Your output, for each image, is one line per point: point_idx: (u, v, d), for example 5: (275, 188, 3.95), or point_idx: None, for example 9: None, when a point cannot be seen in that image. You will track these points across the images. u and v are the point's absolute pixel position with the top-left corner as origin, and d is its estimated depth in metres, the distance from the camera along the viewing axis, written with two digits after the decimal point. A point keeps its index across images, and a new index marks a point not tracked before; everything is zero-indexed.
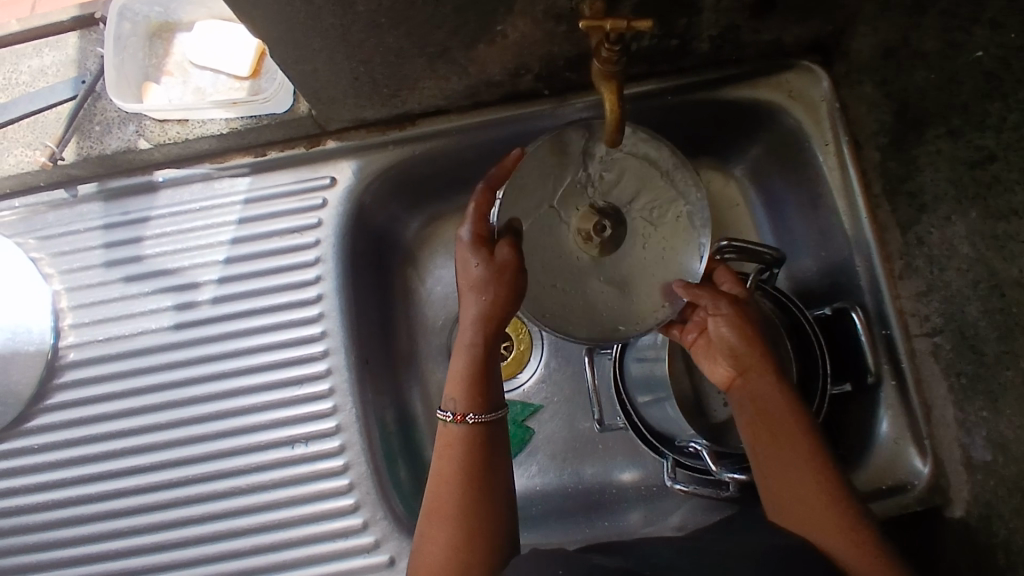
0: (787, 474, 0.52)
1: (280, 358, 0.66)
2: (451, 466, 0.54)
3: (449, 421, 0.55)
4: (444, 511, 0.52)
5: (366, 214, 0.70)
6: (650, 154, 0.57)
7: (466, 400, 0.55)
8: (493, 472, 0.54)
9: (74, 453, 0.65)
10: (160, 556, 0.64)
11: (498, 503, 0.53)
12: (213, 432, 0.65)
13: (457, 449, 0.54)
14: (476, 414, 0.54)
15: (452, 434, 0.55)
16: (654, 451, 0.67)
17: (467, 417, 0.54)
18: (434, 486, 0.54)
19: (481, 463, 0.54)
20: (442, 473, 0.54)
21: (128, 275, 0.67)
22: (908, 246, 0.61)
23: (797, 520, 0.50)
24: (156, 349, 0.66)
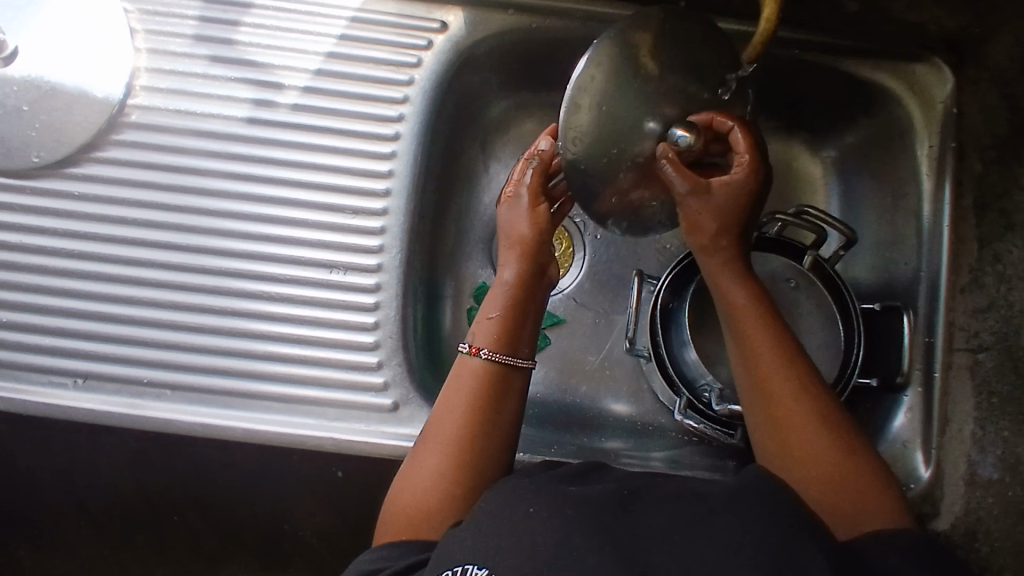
0: (772, 389, 0.50)
1: (342, 184, 0.65)
2: (451, 402, 0.53)
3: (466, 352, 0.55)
4: (434, 445, 0.51)
5: (465, 70, 0.68)
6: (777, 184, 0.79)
7: (487, 338, 0.55)
8: (498, 420, 0.52)
9: (112, 212, 0.64)
10: (169, 337, 0.63)
11: (493, 440, 0.52)
12: (257, 235, 0.64)
13: (466, 379, 0.54)
14: (490, 350, 0.54)
15: (466, 364, 0.54)
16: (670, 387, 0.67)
17: (481, 351, 0.54)
18: (444, 410, 0.53)
19: (488, 408, 0.52)
20: (447, 409, 0.53)
21: (214, 56, 0.65)
22: (981, 261, 0.62)
23: (780, 449, 0.49)
24: (223, 137, 0.65)
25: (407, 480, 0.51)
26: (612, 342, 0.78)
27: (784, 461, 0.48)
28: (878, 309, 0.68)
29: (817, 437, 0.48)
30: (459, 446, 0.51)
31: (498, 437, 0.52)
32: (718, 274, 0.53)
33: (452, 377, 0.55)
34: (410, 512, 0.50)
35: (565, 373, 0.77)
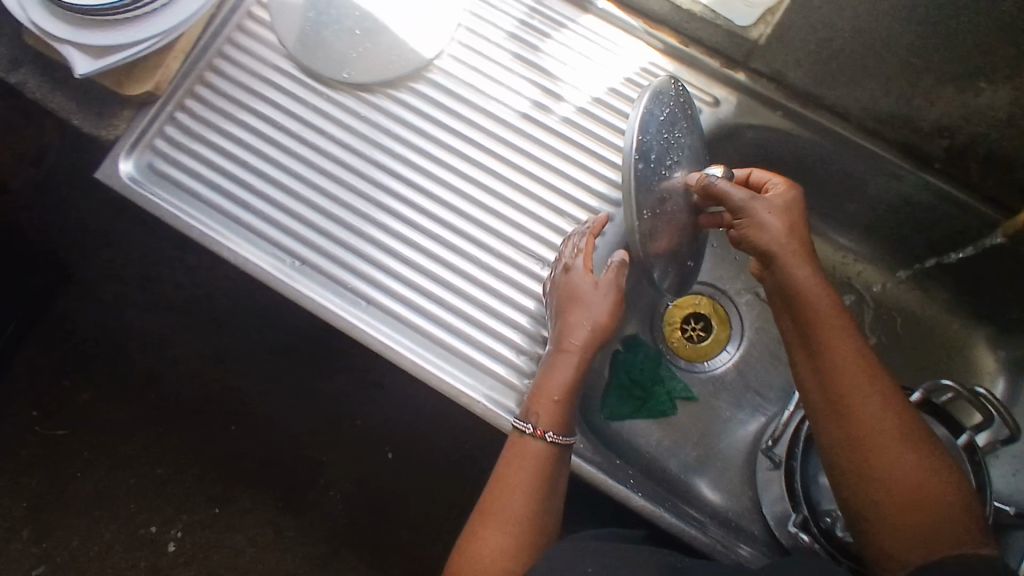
0: (861, 417, 0.54)
1: (576, 197, 0.72)
2: (508, 482, 0.58)
3: (529, 433, 0.60)
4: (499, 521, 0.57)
5: (716, 145, 0.75)
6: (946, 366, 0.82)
7: (554, 419, 0.60)
8: (550, 506, 0.59)
9: (380, 140, 0.72)
10: (379, 259, 0.69)
11: (546, 516, 0.58)
12: (488, 208, 0.71)
13: (530, 459, 0.59)
14: (555, 434, 0.60)
15: (528, 445, 0.60)
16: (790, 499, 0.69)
17: (547, 435, 0.59)
18: (499, 488, 0.58)
19: (542, 495, 0.58)
20: (509, 488, 0.58)
21: (519, 54, 0.74)
22: None
23: (897, 523, 0.51)
24: (496, 118, 0.73)
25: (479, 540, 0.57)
26: (733, 437, 0.81)
27: (897, 508, 0.51)
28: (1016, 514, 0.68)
29: (901, 435, 0.53)
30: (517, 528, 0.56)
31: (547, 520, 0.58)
32: (797, 290, 0.58)
33: (510, 456, 0.60)
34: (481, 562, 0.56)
35: (678, 442, 0.81)
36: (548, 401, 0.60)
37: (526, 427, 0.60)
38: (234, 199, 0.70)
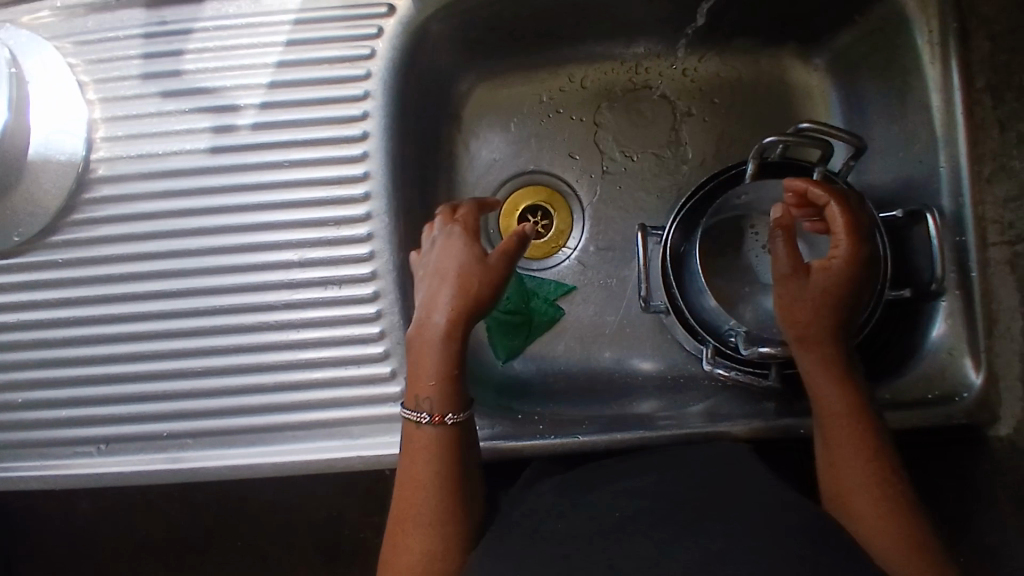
0: (836, 456, 0.49)
1: (320, 198, 0.63)
2: (416, 468, 0.52)
3: (426, 421, 0.52)
4: (412, 509, 0.51)
5: (423, 51, 0.65)
6: (759, 104, 0.76)
7: (444, 402, 0.52)
8: (472, 497, 0.52)
9: (100, 272, 0.64)
10: (182, 384, 0.64)
11: (472, 505, 0.52)
12: (243, 267, 0.64)
13: (428, 447, 0.52)
14: (455, 415, 0.52)
15: (424, 437, 0.52)
16: (694, 337, 0.66)
17: (445, 418, 0.52)
18: (409, 490, 0.51)
19: (457, 468, 0.52)
20: (411, 475, 0.52)
21: (165, 91, 0.63)
22: (1006, 146, 0.57)
23: (841, 495, 0.48)
24: (193, 173, 0.64)
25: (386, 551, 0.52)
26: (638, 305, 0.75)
27: (837, 490, 0.49)
28: (901, 218, 0.64)
29: (851, 421, 0.50)
30: (447, 516, 0.51)
31: (467, 495, 0.52)
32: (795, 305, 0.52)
33: (412, 429, 0.53)
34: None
35: (593, 340, 0.76)
36: (430, 390, 0.52)
37: (422, 416, 0.52)
38: (18, 423, 0.65)
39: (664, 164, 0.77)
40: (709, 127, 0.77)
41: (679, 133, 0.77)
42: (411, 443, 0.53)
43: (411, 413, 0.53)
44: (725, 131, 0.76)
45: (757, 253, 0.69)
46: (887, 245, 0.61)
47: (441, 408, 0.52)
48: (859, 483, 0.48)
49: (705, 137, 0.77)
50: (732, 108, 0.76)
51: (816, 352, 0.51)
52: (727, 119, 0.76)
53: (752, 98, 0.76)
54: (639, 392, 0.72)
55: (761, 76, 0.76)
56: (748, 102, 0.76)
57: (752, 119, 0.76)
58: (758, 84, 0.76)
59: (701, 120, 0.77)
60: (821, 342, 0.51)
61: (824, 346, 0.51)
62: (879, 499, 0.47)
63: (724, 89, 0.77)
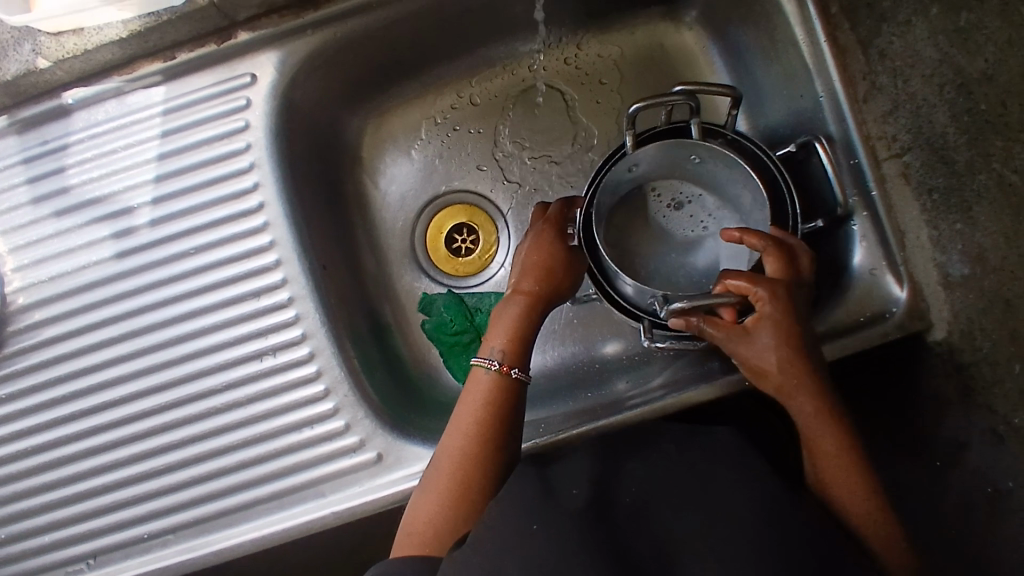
0: (820, 446, 0.50)
1: (235, 274, 0.64)
2: (465, 428, 0.53)
3: (495, 368, 0.55)
4: (444, 473, 0.51)
5: (299, 109, 0.65)
6: (643, 74, 0.77)
7: (514, 357, 0.56)
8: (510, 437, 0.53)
9: (44, 398, 0.65)
10: (146, 487, 0.64)
11: (508, 450, 0.53)
12: (178, 359, 0.64)
13: (484, 395, 0.54)
14: (519, 369, 0.55)
15: (480, 380, 0.55)
16: (631, 318, 0.62)
17: (512, 369, 0.55)
18: (453, 432, 0.53)
19: (504, 411, 0.53)
20: (457, 433, 0.53)
21: (59, 210, 0.64)
22: (871, 63, 0.57)
23: (828, 482, 0.49)
24: (107, 281, 0.64)
25: (407, 520, 0.51)
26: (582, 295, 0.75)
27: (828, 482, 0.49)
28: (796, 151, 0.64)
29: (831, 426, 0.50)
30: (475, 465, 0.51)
31: (506, 439, 0.53)
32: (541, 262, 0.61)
33: (466, 398, 0.54)
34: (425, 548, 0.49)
35: (548, 340, 0.75)
36: (501, 340, 0.57)
37: (491, 363, 0.55)
38: None
39: (568, 153, 0.77)
40: (602, 107, 0.77)
41: (575, 121, 0.77)
42: (462, 405, 0.54)
43: (482, 362, 0.55)
44: (618, 107, 0.77)
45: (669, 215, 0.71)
46: (788, 180, 0.62)
47: (509, 359, 0.55)
48: (846, 485, 0.48)
49: (600, 118, 0.77)
50: (619, 83, 0.77)
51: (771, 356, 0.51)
52: (616, 95, 0.77)
53: (635, 69, 0.77)
54: (605, 377, 0.73)
55: (639, 45, 0.76)
56: (632, 74, 0.77)
57: (641, 89, 0.77)
58: (638, 54, 0.76)
59: (593, 102, 0.77)
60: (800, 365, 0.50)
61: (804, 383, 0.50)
62: (866, 502, 0.48)
63: (606, 67, 0.77)
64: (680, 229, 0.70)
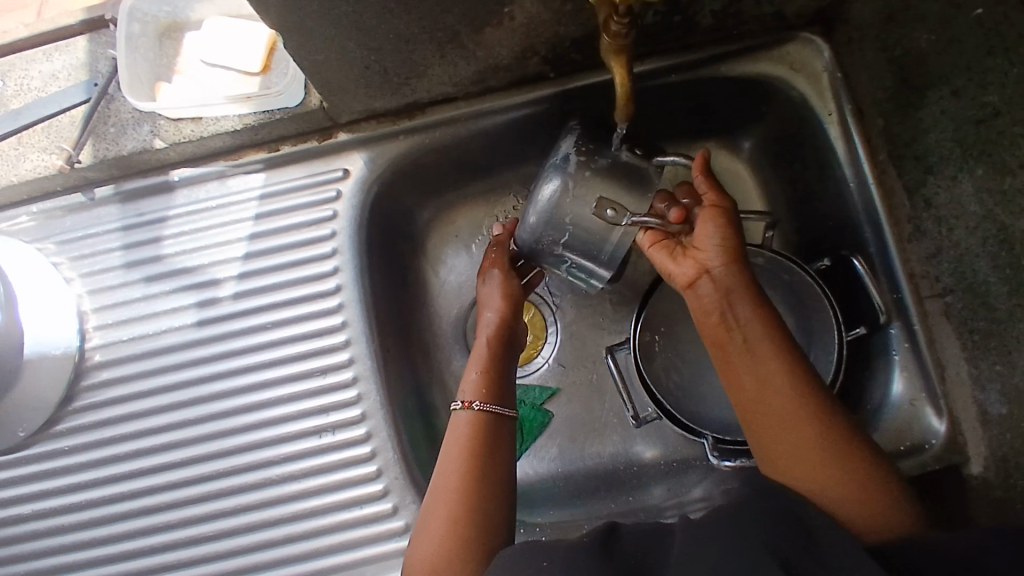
0: (777, 417, 0.56)
1: (306, 350, 0.67)
2: (453, 470, 0.58)
3: (460, 407, 0.62)
4: (439, 511, 0.56)
5: (380, 204, 0.70)
6: None
7: (477, 393, 0.63)
8: (495, 467, 0.59)
9: (106, 454, 0.67)
10: (194, 551, 0.65)
11: (495, 476, 0.58)
12: (240, 427, 0.67)
13: (460, 439, 0.60)
14: (481, 402, 0.62)
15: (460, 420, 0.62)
16: (691, 432, 0.68)
17: (473, 404, 0.62)
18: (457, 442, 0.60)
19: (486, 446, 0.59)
20: (444, 480, 0.58)
21: (149, 276, 0.68)
22: (916, 209, 0.62)
23: (788, 461, 0.55)
24: (183, 347, 0.67)
25: (415, 566, 0.55)
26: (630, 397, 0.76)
27: (789, 458, 0.54)
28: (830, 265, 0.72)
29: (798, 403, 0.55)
30: (464, 498, 0.56)
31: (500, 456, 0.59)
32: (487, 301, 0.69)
33: (448, 446, 0.60)
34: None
35: (590, 439, 0.77)
36: (471, 383, 0.64)
37: (458, 404, 0.63)
38: None
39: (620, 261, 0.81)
40: None
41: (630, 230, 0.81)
42: (445, 455, 0.60)
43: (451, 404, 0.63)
44: None
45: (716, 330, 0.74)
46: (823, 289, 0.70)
47: (473, 395, 0.63)
48: (784, 425, 0.55)
49: None
50: None
51: (687, 263, 0.61)
52: None
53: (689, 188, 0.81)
54: (642, 482, 0.75)
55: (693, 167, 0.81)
56: None
57: None
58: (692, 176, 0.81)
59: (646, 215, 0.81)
60: (716, 279, 0.60)
61: (721, 284, 0.59)
62: (811, 442, 0.54)
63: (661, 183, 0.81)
64: None
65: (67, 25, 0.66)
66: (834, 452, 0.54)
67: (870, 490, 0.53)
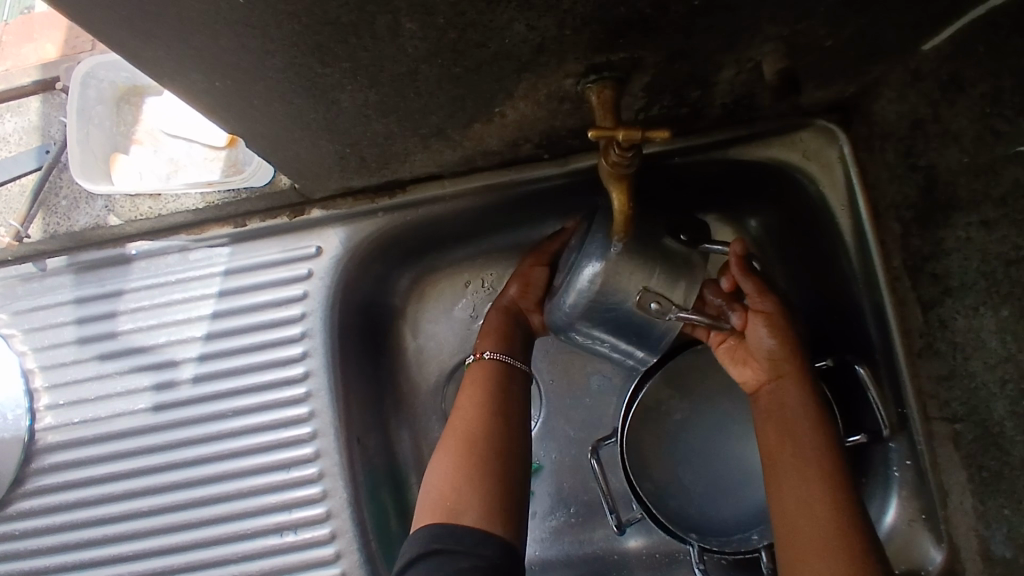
0: (794, 469, 0.52)
1: (268, 441, 0.62)
2: (472, 403, 0.61)
3: (483, 356, 0.64)
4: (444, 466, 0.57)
5: (354, 282, 0.65)
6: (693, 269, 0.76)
7: (487, 340, 0.65)
8: (510, 402, 0.62)
9: (55, 541, 0.63)
10: None
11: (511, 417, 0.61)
12: (199, 520, 0.62)
13: (475, 391, 0.62)
14: (491, 351, 0.64)
15: (485, 367, 0.64)
16: (677, 539, 0.63)
17: (484, 353, 0.64)
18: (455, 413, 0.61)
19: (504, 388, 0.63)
20: (464, 413, 0.61)
21: (102, 353, 0.63)
22: (929, 325, 0.57)
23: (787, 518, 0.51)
24: (138, 432, 0.63)
25: (431, 487, 0.57)
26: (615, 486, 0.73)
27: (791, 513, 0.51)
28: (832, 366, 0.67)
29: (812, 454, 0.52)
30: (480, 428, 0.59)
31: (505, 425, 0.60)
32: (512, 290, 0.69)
33: (466, 386, 0.63)
34: (450, 507, 0.54)
35: (573, 523, 0.74)
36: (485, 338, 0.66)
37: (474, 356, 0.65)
38: None
39: None
40: None
41: None
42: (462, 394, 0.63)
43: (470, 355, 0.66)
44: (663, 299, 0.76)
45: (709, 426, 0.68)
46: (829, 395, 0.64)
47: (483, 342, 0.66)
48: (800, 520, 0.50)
49: None
50: None
51: (749, 371, 0.58)
52: None
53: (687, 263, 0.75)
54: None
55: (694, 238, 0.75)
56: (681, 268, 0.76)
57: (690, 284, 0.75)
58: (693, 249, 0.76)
59: None
60: (779, 391, 0.56)
61: (785, 397, 0.55)
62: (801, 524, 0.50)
63: None
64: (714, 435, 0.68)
65: (23, 85, 0.63)
66: (833, 502, 0.50)
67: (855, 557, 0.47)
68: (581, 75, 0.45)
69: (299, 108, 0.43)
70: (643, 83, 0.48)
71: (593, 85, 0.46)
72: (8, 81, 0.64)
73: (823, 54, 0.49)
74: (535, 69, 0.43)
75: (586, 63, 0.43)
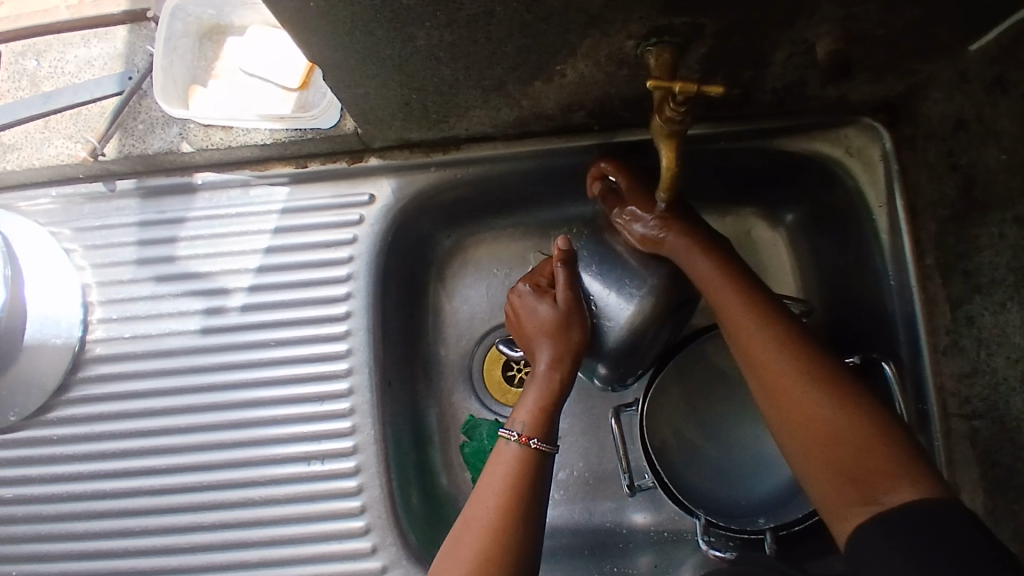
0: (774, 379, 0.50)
1: (304, 373, 0.65)
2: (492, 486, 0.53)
3: (512, 439, 0.55)
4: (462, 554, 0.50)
5: (401, 232, 0.68)
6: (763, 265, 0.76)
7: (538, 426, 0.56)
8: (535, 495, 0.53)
9: (93, 448, 0.66)
10: (170, 559, 0.65)
11: (528, 530, 0.51)
12: (231, 442, 0.65)
13: (506, 473, 0.54)
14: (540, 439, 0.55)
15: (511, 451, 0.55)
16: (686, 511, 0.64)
17: (531, 440, 0.55)
18: (479, 498, 0.53)
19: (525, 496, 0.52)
20: (481, 498, 0.53)
21: (159, 276, 0.67)
22: (956, 323, 0.59)
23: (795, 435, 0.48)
24: (182, 352, 0.66)
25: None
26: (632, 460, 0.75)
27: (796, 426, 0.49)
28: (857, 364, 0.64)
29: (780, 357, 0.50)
30: (488, 539, 0.50)
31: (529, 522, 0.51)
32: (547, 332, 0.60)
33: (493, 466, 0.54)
34: None
35: (584, 493, 0.75)
36: (528, 413, 0.57)
37: (511, 435, 0.56)
38: None
39: None
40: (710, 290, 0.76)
41: None
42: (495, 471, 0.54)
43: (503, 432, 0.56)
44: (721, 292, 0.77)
45: (731, 407, 0.70)
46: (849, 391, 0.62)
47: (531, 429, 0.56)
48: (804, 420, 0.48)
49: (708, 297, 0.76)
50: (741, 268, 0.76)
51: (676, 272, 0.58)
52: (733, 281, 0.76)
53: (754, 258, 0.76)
54: (630, 549, 0.73)
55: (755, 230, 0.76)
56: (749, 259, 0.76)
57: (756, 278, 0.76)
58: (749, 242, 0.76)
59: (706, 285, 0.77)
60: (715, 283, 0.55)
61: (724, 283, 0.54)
62: (801, 439, 0.48)
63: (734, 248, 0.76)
64: (738, 417, 0.70)
65: (112, 15, 0.67)
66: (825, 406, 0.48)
67: (859, 476, 0.45)
68: (643, 38, 0.48)
69: (378, 41, 0.46)
70: (700, 55, 0.51)
71: (654, 49, 0.48)
72: (98, 10, 0.68)
73: (875, 42, 0.51)
74: (600, 25, 0.46)
75: (650, 24, 0.46)
